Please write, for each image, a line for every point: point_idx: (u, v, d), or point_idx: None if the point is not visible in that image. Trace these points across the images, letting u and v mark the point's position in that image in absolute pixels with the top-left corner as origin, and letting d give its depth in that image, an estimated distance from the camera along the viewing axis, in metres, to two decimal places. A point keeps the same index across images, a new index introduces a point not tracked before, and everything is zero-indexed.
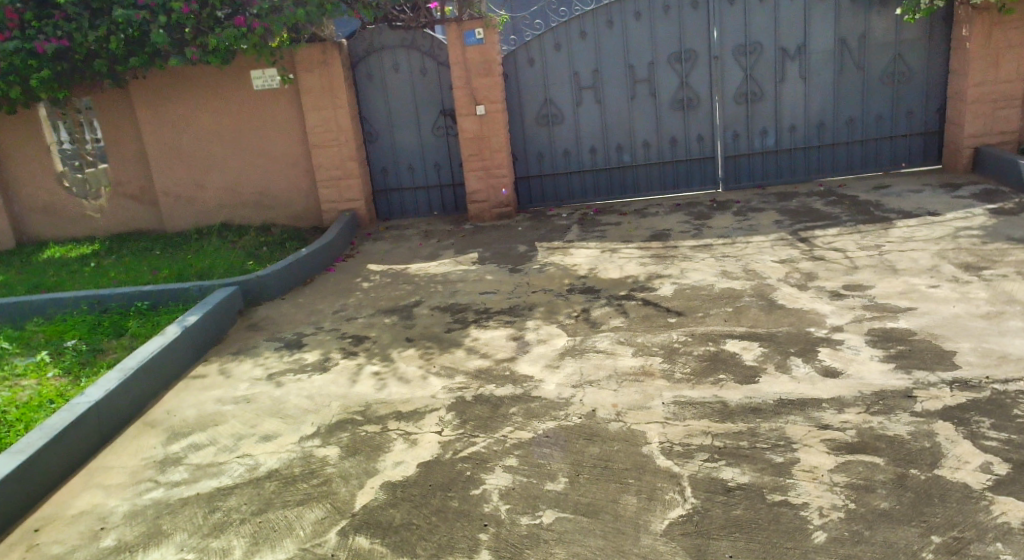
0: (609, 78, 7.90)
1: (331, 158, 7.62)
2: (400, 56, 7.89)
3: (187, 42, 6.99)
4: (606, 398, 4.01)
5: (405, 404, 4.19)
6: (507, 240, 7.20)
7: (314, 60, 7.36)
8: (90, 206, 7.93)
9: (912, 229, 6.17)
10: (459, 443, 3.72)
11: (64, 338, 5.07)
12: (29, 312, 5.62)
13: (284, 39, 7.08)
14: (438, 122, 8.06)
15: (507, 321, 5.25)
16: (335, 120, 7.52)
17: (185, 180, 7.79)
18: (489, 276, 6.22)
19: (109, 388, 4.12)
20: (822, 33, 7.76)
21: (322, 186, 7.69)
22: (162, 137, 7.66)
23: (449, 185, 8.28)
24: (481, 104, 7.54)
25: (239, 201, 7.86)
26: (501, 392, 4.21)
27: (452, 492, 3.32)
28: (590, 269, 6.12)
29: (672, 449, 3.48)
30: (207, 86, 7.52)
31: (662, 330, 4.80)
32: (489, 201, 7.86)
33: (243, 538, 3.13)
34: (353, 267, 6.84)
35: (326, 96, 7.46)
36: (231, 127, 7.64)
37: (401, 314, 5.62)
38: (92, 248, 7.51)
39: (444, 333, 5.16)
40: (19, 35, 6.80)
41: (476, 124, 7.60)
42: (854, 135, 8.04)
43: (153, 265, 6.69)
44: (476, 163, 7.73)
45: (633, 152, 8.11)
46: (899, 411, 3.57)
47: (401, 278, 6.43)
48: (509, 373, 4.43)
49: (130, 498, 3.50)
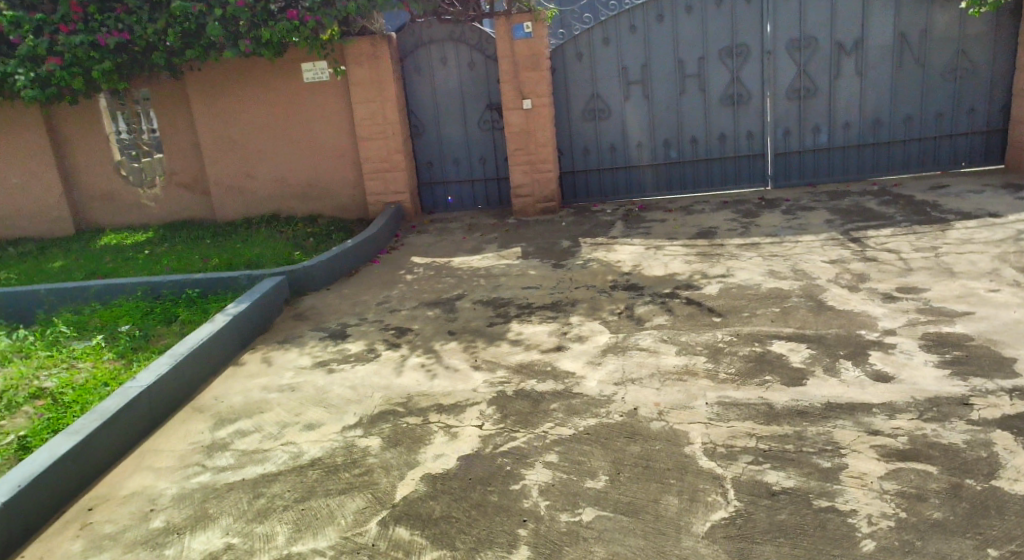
0: (658, 73, 7.81)
1: (377, 150, 7.67)
2: (448, 49, 7.91)
3: (242, 34, 7.07)
4: (648, 397, 3.97)
5: (446, 396, 4.20)
6: (551, 235, 7.17)
7: (364, 53, 7.42)
8: (146, 194, 8.13)
9: (970, 231, 5.98)
10: (499, 437, 3.72)
11: (117, 324, 5.20)
12: (85, 297, 5.76)
13: (334, 32, 7.15)
14: (484, 116, 8.06)
15: (550, 316, 5.23)
16: (383, 113, 7.56)
17: (236, 170, 7.92)
18: (532, 271, 6.20)
19: (160, 373, 4.21)
20: (882, 27, 7.56)
21: (369, 178, 7.75)
22: (215, 128, 7.80)
23: (494, 178, 8.27)
24: (528, 98, 7.52)
25: (287, 192, 7.97)
26: (542, 387, 4.20)
27: (492, 486, 3.32)
28: (635, 266, 6.06)
29: (716, 450, 3.43)
30: (259, 79, 7.64)
31: (707, 329, 4.73)
32: (533, 196, 7.84)
33: (286, 524, 3.18)
34: (397, 260, 6.88)
35: (374, 89, 7.51)
36: (281, 119, 7.75)
37: (444, 307, 5.64)
38: (147, 236, 7.69)
39: (487, 327, 5.16)
40: (84, 28, 7.05)
41: (522, 119, 7.58)
42: (912, 133, 7.82)
43: (204, 254, 6.83)
44: (521, 157, 7.71)
45: (681, 148, 8.01)
46: (954, 418, 3.46)
47: (444, 271, 6.45)
48: (550, 369, 4.42)
49: (179, 481, 3.58)
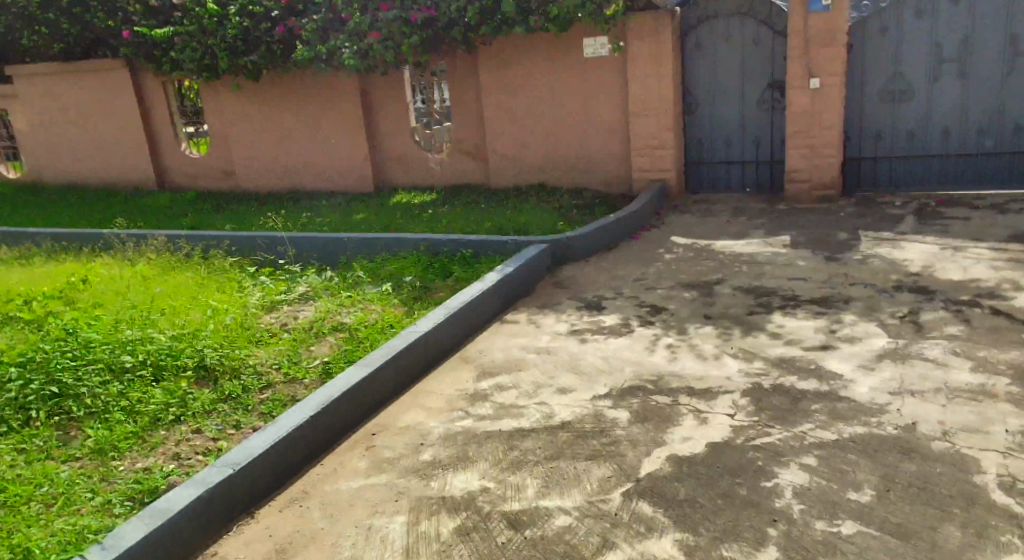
0: (980, 52, 6.89)
1: (649, 127, 7.62)
2: (734, 24, 7.60)
3: (533, 10, 7.42)
4: (930, 413, 3.56)
5: (699, 381, 4.11)
6: (827, 225, 6.67)
7: (646, 28, 7.37)
8: (433, 158, 8.82)
9: None
10: (753, 431, 3.56)
11: (403, 274, 5.73)
12: (377, 247, 6.41)
13: (619, 8, 7.18)
14: (765, 95, 7.67)
15: (819, 312, 4.88)
16: (659, 89, 7.48)
17: (513, 140, 8.31)
18: (803, 262, 5.82)
19: (436, 322, 4.59)
20: None
21: (639, 154, 7.73)
22: (499, 99, 8.23)
23: (768, 161, 7.86)
24: (817, 76, 7.01)
25: (557, 164, 8.20)
26: (805, 385, 3.94)
27: (742, 479, 3.20)
28: (924, 267, 5.44)
29: (1013, 486, 2.99)
30: (543, 53, 7.91)
31: (1012, 348, 4.13)
32: (811, 182, 7.33)
33: (536, 479, 3.31)
34: (659, 237, 6.82)
35: (653, 64, 7.44)
36: (559, 92, 7.97)
37: (703, 289, 5.49)
38: (430, 197, 8.37)
39: (747, 316, 4.94)
40: (399, 7, 7.84)
41: (808, 98, 7.09)
42: None
43: (478, 217, 7.27)
44: (802, 140, 7.23)
45: (998, 138, 7.03)
46: None
47: (706, 253, 6.28)
48: (815, 367, 4.13)
49: (445, 423, 3.88)
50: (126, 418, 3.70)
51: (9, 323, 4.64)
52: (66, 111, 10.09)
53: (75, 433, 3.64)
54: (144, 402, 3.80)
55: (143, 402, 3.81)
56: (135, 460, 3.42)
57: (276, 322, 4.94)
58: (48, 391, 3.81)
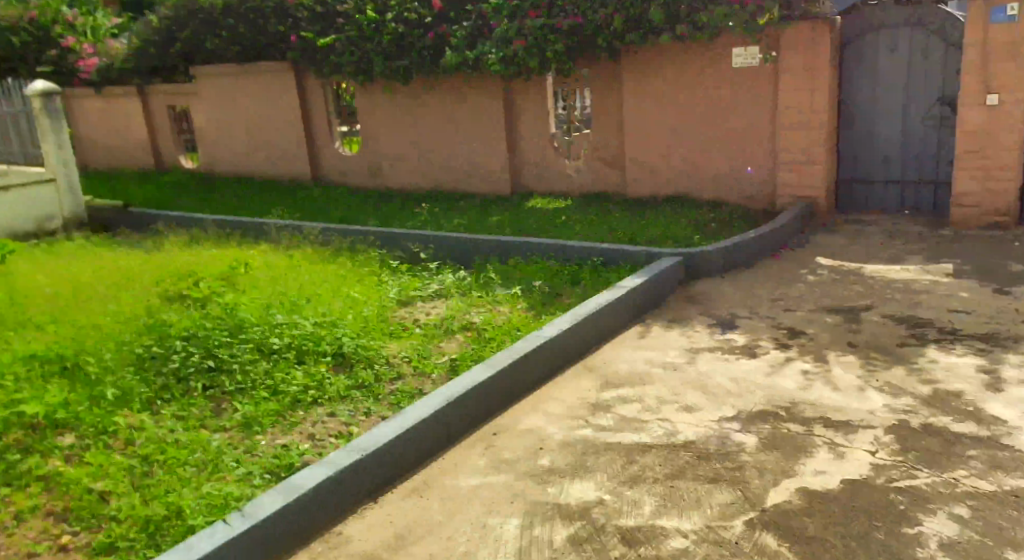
0: None
1: (797, 142, 7.17)
2: (900, 36, 6.99)
3: (680, 19, 7.15)
4: None
5: (837, 412, 3.82)
6: (996, 254, 6.01)
7: (801, 39, 6.93)
8: (571, 165, 8.70)
9: None
10: (895, 471, 3.27)
11: (573, 283, 5.63)
12: (508, 250, 6.50)
13: (774, 18, 6.79)
14: (931, 112, 7.01)
15: (980, 348, 4.41)
16: (812, 104, 7.02)
17: (652, 150, 8.05)
18: (966, 293, 5.27)
19: (563, 327, 4.55)
20: None
21: (784, 171, 7.29)
22: (639, 111, 8.02)
23: (929, 184, 7.16)
24: (993, 93, 6.34)
25: (699, 175, 7.86)
26: (959, 428, 3.57)
27: (879, 522, 2.94)
28: None
29: None
30: (693, 60, 7.58)
31: None
32: (978, 208, 6.61)
33: (655, 497, 3.20)
34: (801, 257, 6.40)
35: (806, 77, 6.99)
36: (706, 106, 7.63)
37: (847, 315, 5.10)
38: (564, 203, 8.27)
39: (896, 347, 4.54)
40: (546, 14, 7.84)
41: (981, 118, 6.42)
42: None
43: (612, 224, 7.10)
44: (971, 161, 6.54)
45: None
46: None
47: (853, 277, 5.83)
48: (970, 410, 3.73)
49: (565, 429, 3.83)
50: (269, 396, 3.94)
51: (176, 299, 5.08)
52: (236, 107, 10.84)
53: (225, 405, 3.94)
54: (285, 383, 4.04)
55: (285, 382, 4.05)
56: (274, 437, 3.64)
57: (409, 317, 5.14)
58: (205, 366, 4.17)
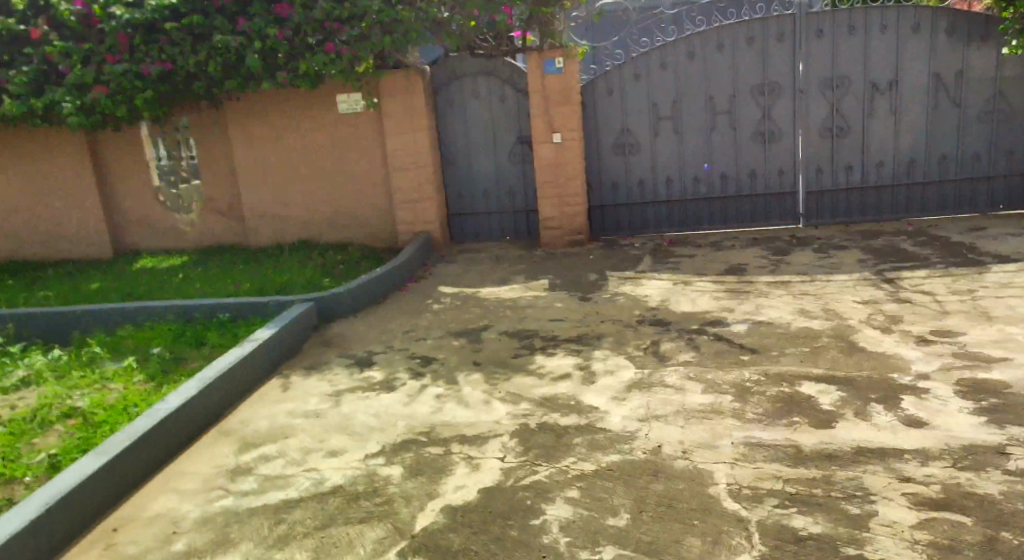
0: (688, 106, 7.62)
1: (408, 181, 7.61)
2: (480, 82, 7.84)
3: (279, 67, 7.08)
4: (673, 435, 3.84)
5: (469, 427, 4.13)
6: (580, 266, 7.04)
7: (398, 86, 7.40)
8: (183, 219, 8.16)
9: (1006, 275, 5.69)
10: (521, 471, 3.64)
11: (198, 344, 5.25)
12: (117, 318, 5.86)
13: (370, 66, 7.06)
14: (515, 149, 7.95)
15: (575, 349, 5.11)
16: (416, 145, 7.52)
17: (269, 198, 7.91)
18: (560, 303, 6.08)
19: (188, 395, 4.22)
20: (914, 68, 7.31)
21: (400, 209, 7.68)
22: (249, 159, 7.83)
23: (523, 211, 8.12)
24: (558, 131, 7.42)
25: (320, 220, 7.91)
26: (566, 421, 4.09)
27: (512, 520, 3.24)
28: (663, 301, 5.90)
29: (741, 492, 3.30)
30: (298, 107, 7.64)
31: (735, 368, 4.56)
32: (561, 229, 7.67)
33: (306, 552, 3.13)
34: (425, 288, 6.80)
35: (407, 121, 7.47)
36: (318, 152, 7.73)
37: (470, 337, 5.54)
38: (179, 260, 7.73)
39: (512, 359, 5.05)
40: (129, 58, 7.12)
41: (553, 152, 7.47)
42: (944, 174, 7.49)
43: (235, 277, 6.79)
44: (551, 190, 7.58)
45: (712, 185, 7.78)
46: (988, 468, 3.29)
47: (471, 301, 6.35)
48: (573, 403, 4.30)
49: (202, 504, 3.56)
50: None
51: None
52: None
53: None
54: None
55: None
56: None
57: None
58: None
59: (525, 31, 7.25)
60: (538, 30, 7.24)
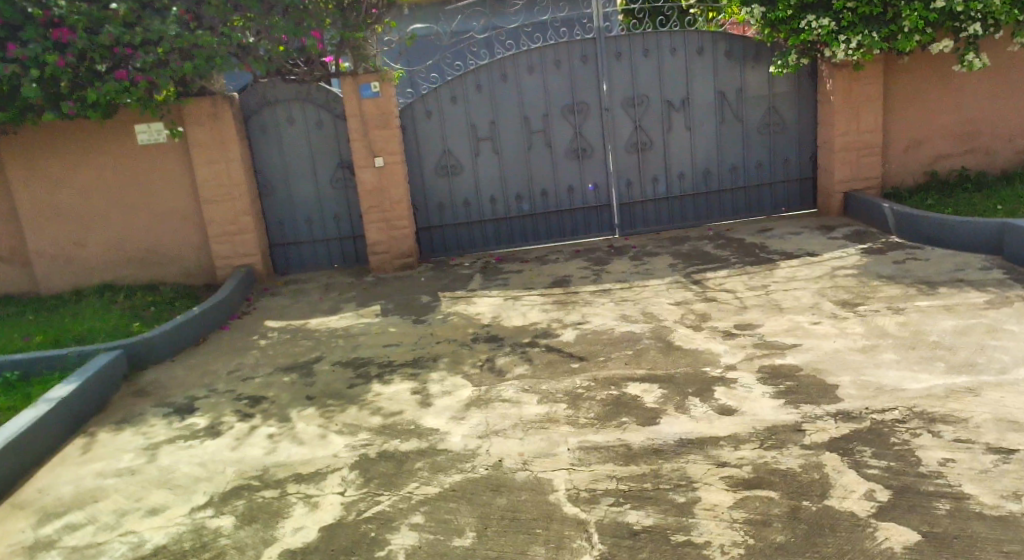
0: (505, 126, 7.85)
1: (223, 213, 7.27)
2: (294, 108, 7.64)
3: (63, 96, 6.48)
4: (512, 447, 3.92)
5: (305, 465, 3.98)
6: (410, 289, 7.02)
7: (204, 114, 7.06)
8: None
9: (793, 269, 6.33)
10: (363, 503, 3.55)
11: None
12: None
13: (170, 94, 6.69)
14: (336, 174, 7.81)
15: (411, 373, 5.08)
16: (228, 175, 7.20)
17: (62, 240, 7.24)
18: (393, 328, 6.03)
19: None
20: (703, 86, 7.96)
21: (216, 242, 7.32)
22: (36, 199, 7.13)
23: (349, 237, 7.98)
24: (379, 155, 7.38)
25: (126, 259, 7.36)
26: (406, 447, 4.05)
27: (356, 555, 3.16)
28: (494, 317, 6.01)
29: (579, 496, 3.42)
30: (90, 140, 7.07)
31: (566, 376, 4.73)
32: (390, 252, 7.62)
33: None
34: (249, 324, 6.50)
35: (217, 150, 7.14)
36: (118, 187, 7.20)
37: (301, 371, 5.35)
38: None
39: (347, 389, 4.94)
40: None
41: (375, 176, 7.42)
42: (737, 181, 8.20)
43: (27, 330, 6.15)
44: (376, 215, 7.51)
45: (533, 202, 8.05)
46: (790, 444, 3.62)
47: (300, 333, 6.15)
48: (412, 427, 4.27)
49: None
50: None
51: None
52: None
53: None
54: None
55: None
56: None
57: None
58: None
59: (336, 55, 7.13)
60: (350, 55, 7.15)
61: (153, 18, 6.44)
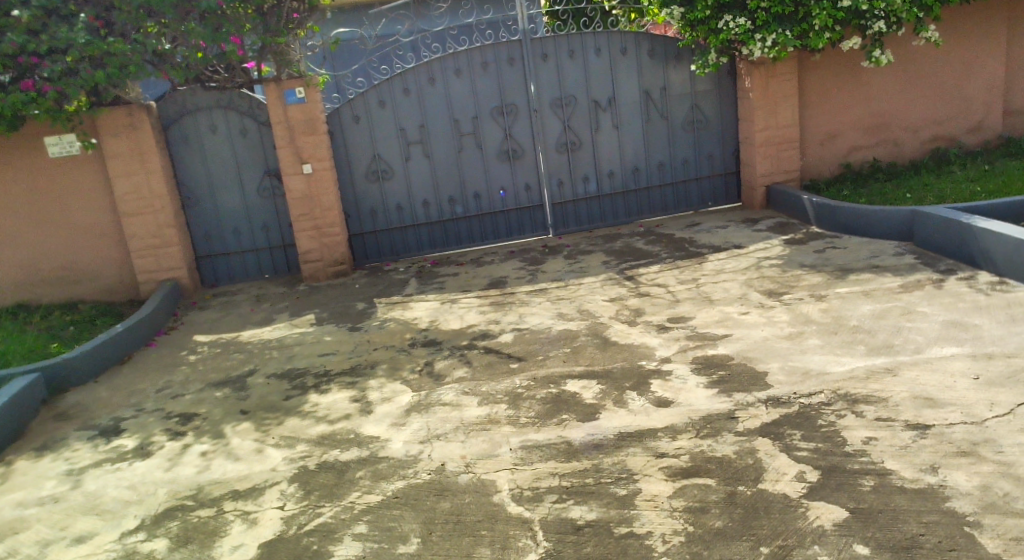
0: (435, 130, 7.83)
1: (144, 226, 7.04)
2: (216, 116, 7.46)
3: None
4: (454, 451, 3.91)
5: (242, 481, 3.89)
6: (344, 297, 6.93)
7: (119, 125, 6.82)
8: None
9: (722, 261, 6.50)
10: (303, 516, 3.49)
11: None
12: None
13: (81, 104, 6.49)
14: (263, 183, 7.65)
15: (349, 382, 5.01)
16: (148, 187, 6.98)
17: None
18: (329, 336, 5.94)
19: None
20: (629, 86, 8.10)
21: (138, 257, 7.08)
22: None
23: (279, 246, 7.82)
24: (307, 162, 7.26)
25: (42, 278, 7.06)
26: (346, 456, 4.00)
27: None
28: (431, 321, 5.98)
29: (522, 495, 3.44)
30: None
31: (506, 377, 4.74)
32: (322, 260, 7.50)
33: None
34: (177, 340, 6.31)
35: (135, 161, 6.92)
36: (30, 202, 6.91)
37: (234, 385, 5.22)
38: None
39: (283, 401, 4.84)
40: None
41: (303, 183, 7.30)
42: (665, 178, 8.37)
43: None
44: (306, 223, 7.39)
45: (466, 205, 8.05)
46: (724, 432, 3.72)
47: (232, 347, 6.00)
48: (352, 436, 4.22)
49: None
50: None
51: None
52: None
53: None
54: None
55: None
56: None
57: None
58: None
59: (259, 61, 6.95)
60: (273, 60, 7.00)
61: (59, 25, 6.17)
